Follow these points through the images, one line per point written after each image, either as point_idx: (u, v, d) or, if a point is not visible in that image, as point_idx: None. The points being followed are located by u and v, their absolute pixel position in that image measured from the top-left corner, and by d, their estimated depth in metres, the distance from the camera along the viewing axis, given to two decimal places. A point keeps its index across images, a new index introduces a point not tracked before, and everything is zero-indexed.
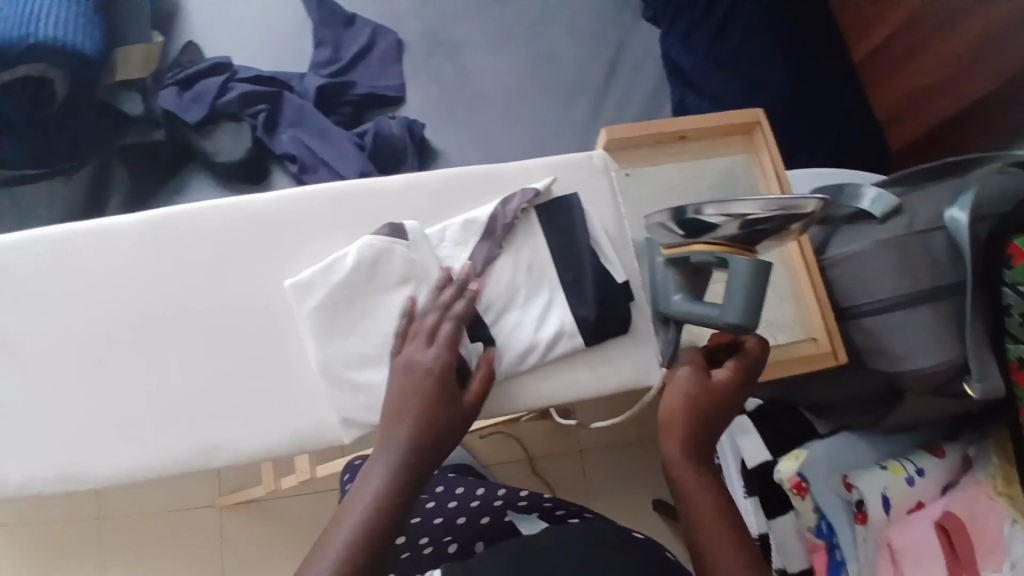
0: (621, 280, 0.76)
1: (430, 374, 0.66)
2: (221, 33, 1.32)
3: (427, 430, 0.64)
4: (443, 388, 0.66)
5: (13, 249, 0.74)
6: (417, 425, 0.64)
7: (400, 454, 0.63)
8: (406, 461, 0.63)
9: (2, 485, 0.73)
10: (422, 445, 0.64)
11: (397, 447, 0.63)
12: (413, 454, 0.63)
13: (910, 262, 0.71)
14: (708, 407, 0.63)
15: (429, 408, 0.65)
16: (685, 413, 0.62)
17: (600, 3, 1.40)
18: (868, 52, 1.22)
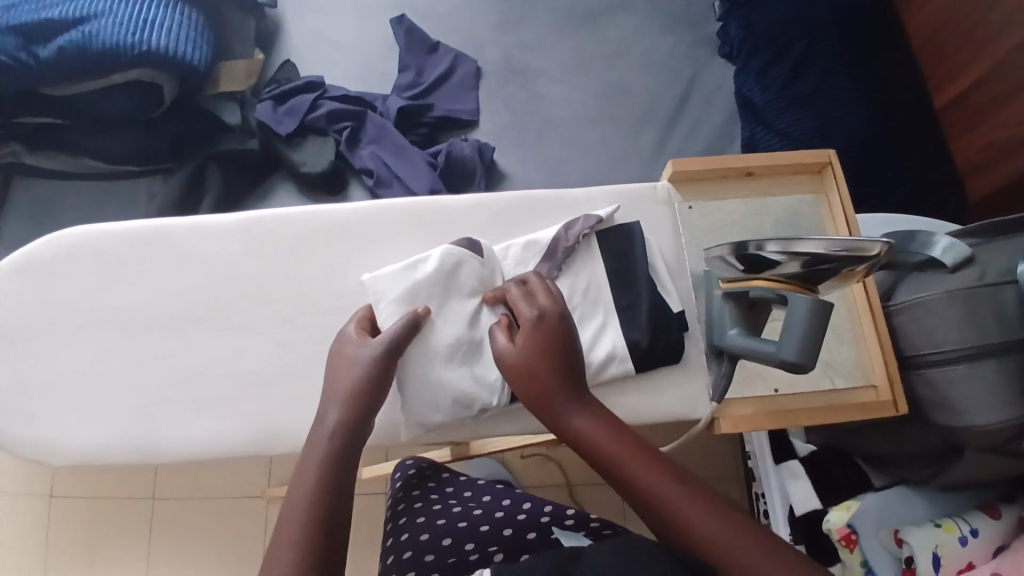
0: (677, 310, 0.77)
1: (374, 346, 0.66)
2: (317, 55, 1.44)
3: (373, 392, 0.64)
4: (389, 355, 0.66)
5: (121, 235, 0.83)
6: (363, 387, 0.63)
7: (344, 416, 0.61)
8: (350, 419, 0.61)
9: (77, 451, 0.78)
10: (365, 413, 0.62)
11: (339, 409, 0.61)
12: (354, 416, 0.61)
13: (980, 315, 0.69)
14: (549, 362, 0.64)
15: (376, 370, 0.65)
16: (530, 380, 0.63)
17: (675, 40, 1.43)
18: (951, 99, 1.19)
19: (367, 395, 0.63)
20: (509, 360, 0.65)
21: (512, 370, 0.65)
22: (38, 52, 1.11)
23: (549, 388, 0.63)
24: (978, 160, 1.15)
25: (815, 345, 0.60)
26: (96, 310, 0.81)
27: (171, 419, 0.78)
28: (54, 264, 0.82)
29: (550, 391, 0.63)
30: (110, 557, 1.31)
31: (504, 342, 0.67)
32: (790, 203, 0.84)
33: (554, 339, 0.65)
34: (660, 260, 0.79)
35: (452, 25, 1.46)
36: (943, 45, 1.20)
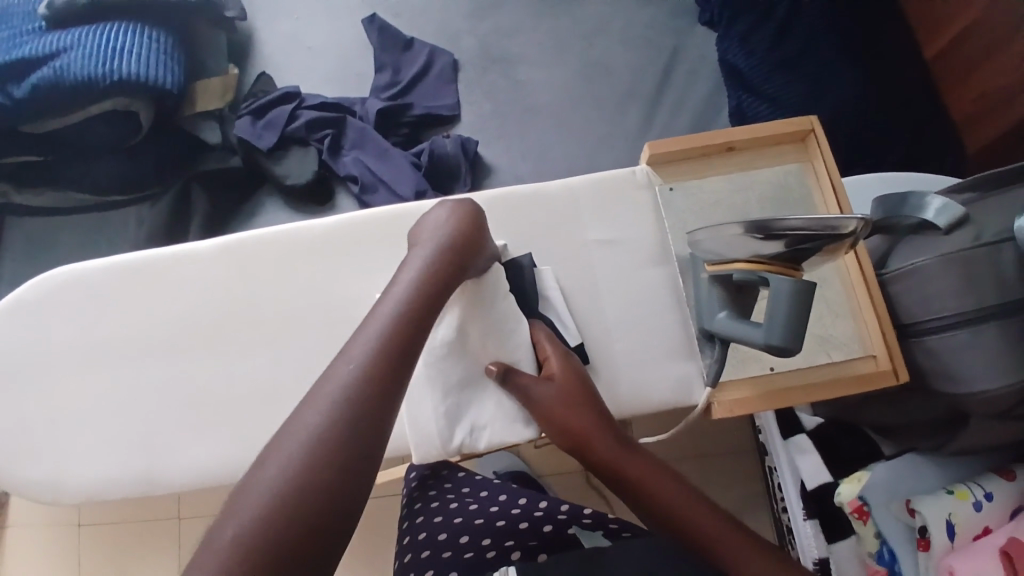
0: (576, 343, 0.75)
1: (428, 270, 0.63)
2: (291, 64, 1.42)
3: (424, 312, 0.60)
4: (449, 263, 0.65)
5: (105, 270, 0.83)
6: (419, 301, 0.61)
7: (385, 336, 0.55)
8: (395, 334, 0.56)
9: (82, 487, 0.79)
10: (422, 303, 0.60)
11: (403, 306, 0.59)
12: (397, 334, 0.56)
13: (976, 278, 0.67)
14: (585, 407, 0.68)
15: (431, 289, 0.62)
16: (568, 418, 0.67)
17: (653, 11, 1.39)
18: (942, 46, 1.15)
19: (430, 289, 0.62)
20: (554, 392, 0.68)
21: (551, 412, 0.68)
22: (12, 90, 1.12)
23: (589, 428, 0.66)
24: (973, 110, 1.11)
25: (799, 327, 0.58)
26: (87, 348, 0.81)
27: (172, 448, 0.78)
28: (43, 306, 0.83)
29: (590, 429, 0.67)
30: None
31: (534, 386, 0.69)
32: (775, 175, 0.81)
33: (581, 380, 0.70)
34: (557, 289, 0.77)
35: (425, 19, 1.43)
36: None
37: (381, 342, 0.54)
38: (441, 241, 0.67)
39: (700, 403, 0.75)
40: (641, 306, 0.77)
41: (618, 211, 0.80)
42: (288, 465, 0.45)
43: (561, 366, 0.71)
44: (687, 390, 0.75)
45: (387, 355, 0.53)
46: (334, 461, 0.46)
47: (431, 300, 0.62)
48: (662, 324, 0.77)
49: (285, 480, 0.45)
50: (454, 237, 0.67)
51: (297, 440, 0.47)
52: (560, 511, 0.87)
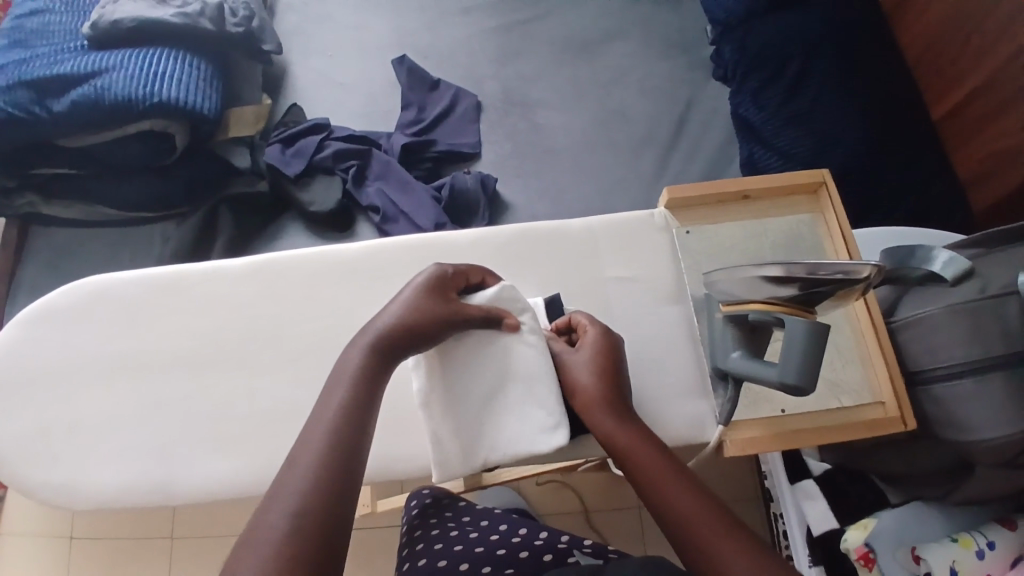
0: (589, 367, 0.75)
1: (388, 332, 0.64)
2: (322, 97, 1.49)
3: (380, 380, 0.62)
4: (415, 325, 0.65)
5: (138, 282, 0.86)
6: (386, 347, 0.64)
7: (344, 409, 0.58)
8: (351, 408, 0.58)
9: (98, 493, 0.80)
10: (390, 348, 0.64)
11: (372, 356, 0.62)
12: (353, 408, 0.58)
13: (982, 329, 0.69)
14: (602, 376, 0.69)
15: (402, 334, 0.65)
16: (585, 392, 0.69)
17: (670, 64, 1.46)
18: (948, 110, 1.21)
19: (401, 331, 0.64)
20: (581, 363, 0.71)
21: (577, 382, 0.70)
22: (52, 105, 1.16)
23: (597, 398, 0.68)
24: (978, 170, 1.16)
25: (814, 367, 0.60)
26: (114, 356, 0.83)
27: (187, 459, 0.79)
28: (72, 312, 0.85)
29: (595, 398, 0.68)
30: None
31: (566, 355, 0.73)
32: (788, 224, 0.84)
33: (611, 359, 0.71)
34: None
35: (452, 61, 1.50)
36: (936, 56, 1.22)
37: (338, 417, 0.57)
38: (412, 295, 0.67)
39: (712, 441, 0.76)
40: (656, 342, 0.79)
41: (637, 250, 0.83)
42: (268, 544, 0.47)
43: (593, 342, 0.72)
44: (699, 429, 0.76)
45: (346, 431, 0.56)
46: (316, 541, 0.48)
47: (386, 367, 0.63)
48: (677, 363, 0.79)
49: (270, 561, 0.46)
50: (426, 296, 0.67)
51: (274, 521, 0.49)
52: (559, 541, 0.88)
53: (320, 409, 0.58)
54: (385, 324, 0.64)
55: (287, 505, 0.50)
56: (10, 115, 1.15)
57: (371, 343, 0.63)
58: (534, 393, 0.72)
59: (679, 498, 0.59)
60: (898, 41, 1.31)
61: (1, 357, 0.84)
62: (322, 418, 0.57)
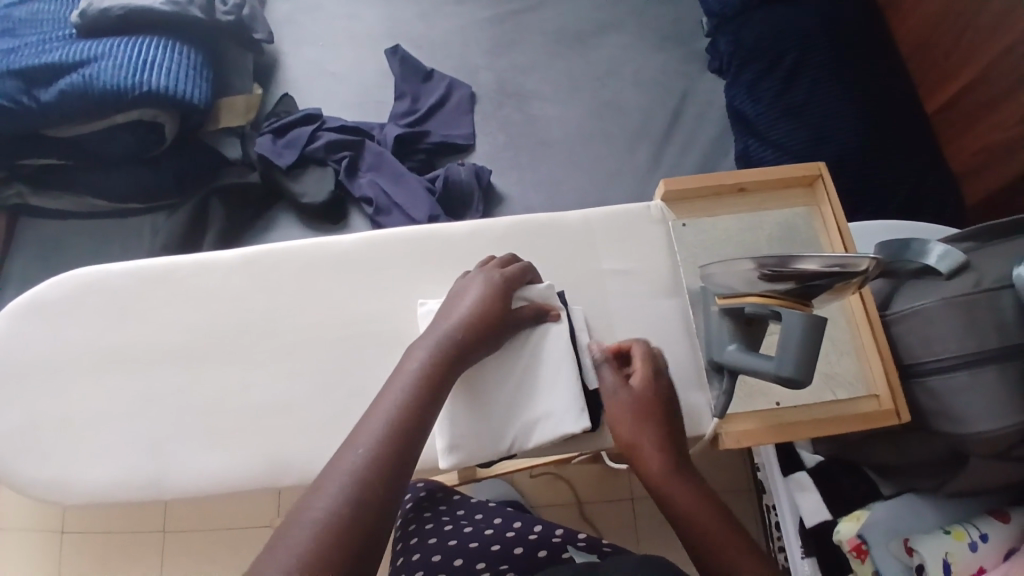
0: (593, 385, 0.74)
1: (454, 339, 0.67)
2: (314, 87, 1.47)
3: (437, 387, 0.62)
4: (479, 328, 0.69)
5: (128, 274, 0.85)
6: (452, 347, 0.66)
7: (405, 406, 0.59)
8: (412, 406, 0.59)
9: (89, 488, 0.79)
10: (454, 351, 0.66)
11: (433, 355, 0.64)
12: (414, 407, 0.59)
13: (976, 323, 0.69)
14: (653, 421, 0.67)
15: (466, 337, 0.68)
16: (632, 427, 0.67)
17: (666, 56, 1.45)
18: (943, 103, 1.21)
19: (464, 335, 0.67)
20: (631, 395, 0.69)
21: (618, 418, 0.68)
22: (40, 95, 1.14)
23: (645, 437, 0.66)
24: (972, 163, 1.16)
25: (812, 360, 0.60)
26: (105, 349, 0.82)
27: (180, 453, 0.78)
28: (61, 304, 0.84)
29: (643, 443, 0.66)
30: None
31: (612, 379, 0.71)
32: (785, 217, 0.84)
33: (659, 398, 0.69)
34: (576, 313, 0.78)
35: (446, 52, 1.49)
36: (932, 49, 1.22)
37: (400, 413, 0.58)
38: (478, 297, 0.71)
39: (709, 433, 0.76)
40: (652, 335, 0.79)
41: (633, 242, 0.83)
42: (318, 529, 0.48)
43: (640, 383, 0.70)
44: (696, 421, 0.76)
45: (405, 427, 0.57)
46: (359, 527, 0.49)
47: (450, 368, 0.65)
48: (673, 356, 0.78)
49: (314, 545, 0.47)
50: (490, 297, 0.71)
51: (331, 505, 0.50)
52: (555, 534, 0.88)
53: (380, 402, 0.59)
54: (451, 328, 0.67)
55: (341, 490, 0.51)
56: None
57: (432, 348, 0.65)
58: (557, 362, 0.74)
59: (720, 541, 0.59)
60: (893, 34, 1.31)
61: None
62: (376, 420, 0.57)
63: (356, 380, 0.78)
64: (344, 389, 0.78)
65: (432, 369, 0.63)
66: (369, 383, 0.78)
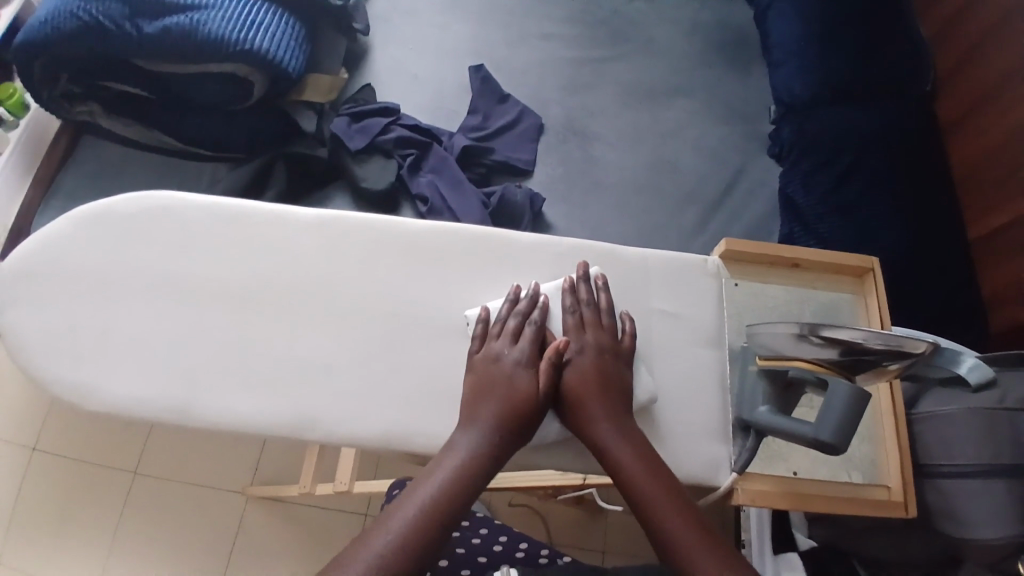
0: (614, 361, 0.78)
1: (500, 416, 0.71)
2: (394, 83, 1.53)
3: (502, 442, 0.70)
4: (520, 410, 0.72)
5: (201, 207, 0.87)
6: (515, 403, 0.72)
7: (441, 491, 0.65)
8: (449, 494, 0.65)
9: (116, 400, 0.80)
10: (513, 413, 0.71)
11: (500, 408, 0.71)
12: (461, 480, 0.66)
13: (999, 433, 0.73)
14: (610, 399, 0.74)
15: (522, 398, 0.72)
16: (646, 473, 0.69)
17: (729, 131, 1.52)
18: (984, 234, 1.27)
19: (517, 393, 0.72)
20: (587, 374, 0.74)
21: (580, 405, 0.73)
22: (143, 25, 1.18)
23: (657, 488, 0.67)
24: (1004, 296, 1.21)
25: (849, 430, 0.65)
26: (163, 270, 0.85)
27: (211, 389, 0.80)
28: (129, 220, 0.86)
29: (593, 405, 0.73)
30: (74, 524, 1.36)
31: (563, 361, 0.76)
32: (829, 299, 0.88)
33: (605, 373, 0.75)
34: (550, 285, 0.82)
35: (524, 80, 1.56)
36: (983, 181, 1.28)
37: (442, 490, 0.65)
38: (513, 373, 0.74)
39: (723, 486, 0.78)
40: (689, 378, 0.81)
41: (687, 289, 0.85)
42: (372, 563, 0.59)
43: (580, 367, 0.75)
44: (714, 472, 0.78)
45: (423, 531, 0.62)
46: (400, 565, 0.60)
47: (514, 427, 0.71)
48: (703, 403, 0.80)
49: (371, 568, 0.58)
50: (528, 373, 0.74)
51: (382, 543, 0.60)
52: (540, 554, 0.90)
53: (436, 466, 0.67)
54: (483, 431, 0.70)
55: (385, 546, 0.60)
56: (98, 24, 1.17)
57: (494, 409, 0.71)
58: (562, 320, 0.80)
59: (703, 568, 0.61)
60: (948, 160, 1.38)
61: (48, 246, 0.85)
62: (435, 472, 0.67)
63: (398, 356, 0.81)
64: (383, 361, 0.81)
65: (495, 429, 0.70)
66: (409, 362, 0.81)
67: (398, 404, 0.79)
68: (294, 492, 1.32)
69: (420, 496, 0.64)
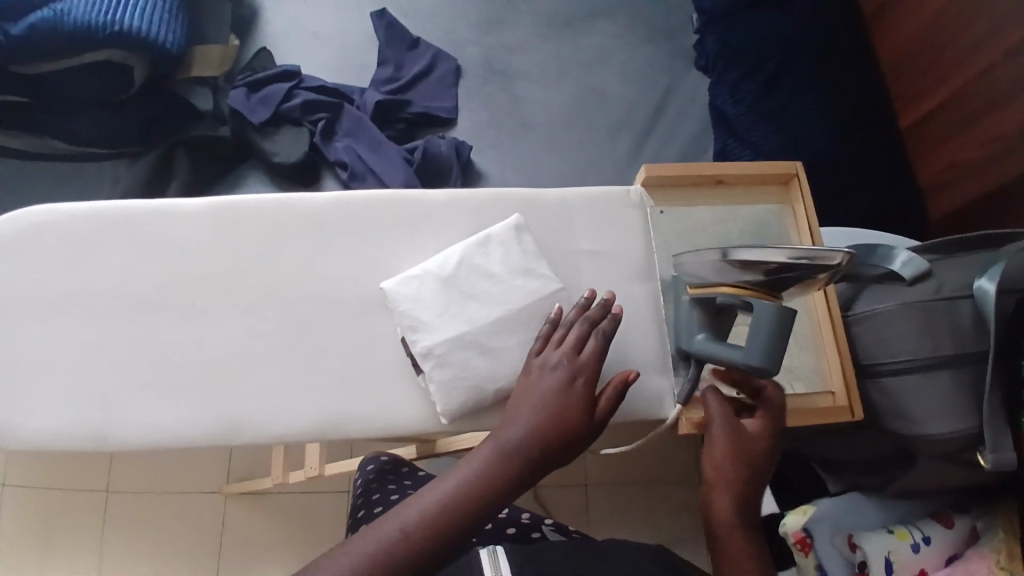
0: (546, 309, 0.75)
1: (537, 429, 0.63)
2: (294, 45, 1.42)
3: (533, 457, 0.62)
4: (558, 420, 0.64)
5: (81, 216, 0.80)
6: (556, 414, 0.64)
7: (455, 493, 0.60)
8: (466, 499, 0.60)
9: (29, 436, 0.75)
10: (551, 425, 0.63)
11: (538, 417, 0.64)
12: (483, 483, 0.61)
13: (933, 325, 0.73)
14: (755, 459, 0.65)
15: (567, 409, 0.64)
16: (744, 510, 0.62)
17: (654, 47, 1.45)
18: (914, 120, 1.24)
19: (562, 402, 0.65)
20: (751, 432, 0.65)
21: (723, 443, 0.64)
22: (8, 27, 1.07)
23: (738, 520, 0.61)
24: (939, 180, 1.20)
25: (779, 349, 0.63)
26: (52, 291, 0.78)
27: (129, 408, 0.75)
28: (6, 241, 0.79)
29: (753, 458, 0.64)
30: (53, 550, 1.34)
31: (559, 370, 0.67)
32: (758, 213, 0.85)
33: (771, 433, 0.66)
34: (469, 244, 0.77)
35: (432, 22, 1.45)
36: (911, 63, 1.24)
37: (456, 493, 0.60)
38: (562, 384, 0.66)
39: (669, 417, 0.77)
40: (624, 317, 0.79)
41: (612, 226, 0.82)
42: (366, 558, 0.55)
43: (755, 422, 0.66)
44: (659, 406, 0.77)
45: (424, 541, 0.57)
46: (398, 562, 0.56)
47: (549, 441, 0.63)
48: (640, 340, 0.78)
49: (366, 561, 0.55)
50: (575, 381, 0.66)
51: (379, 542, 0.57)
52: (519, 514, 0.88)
53: (461, 466, 0.62)
54: (519, 434, 0.63)
55: (386, 541, 0.57)
56: None
57: (534, 418, 0.64)
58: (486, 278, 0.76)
59: None
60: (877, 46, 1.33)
61: None
62: (457, 473, 0.62)
63: (319, 342, 0.77)
64: (305, 351, 0.76)
65: (531, 441, 0.63)
66: (333, 346, 0.77)
67: (328, 391, 0.76)
68: (269, 483, 1.30)
69: (432, 496, 0.60)
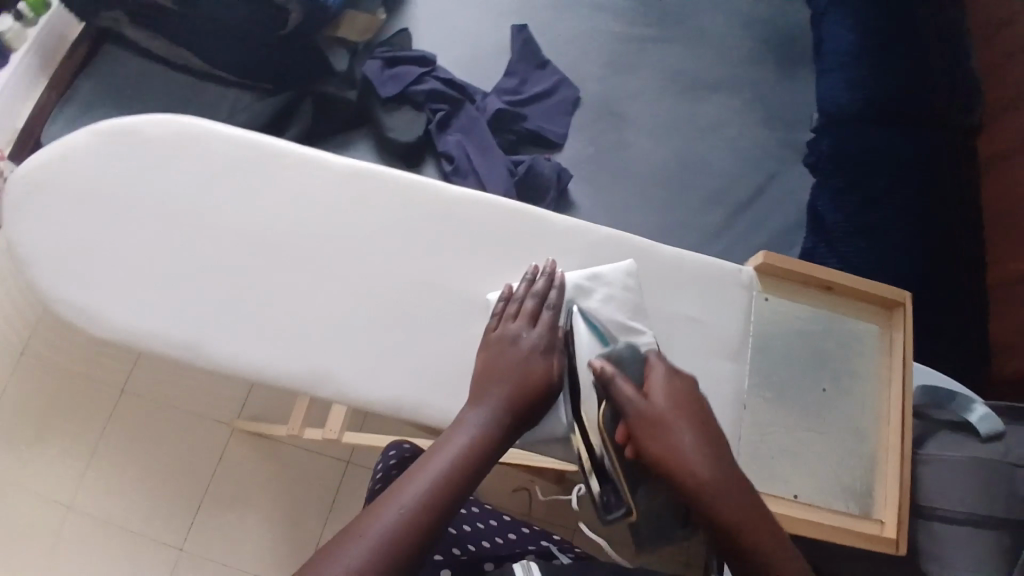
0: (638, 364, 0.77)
1: (506, 403, 0.68)
2: (432, 32, 1.47)
3: (502, 428, 0.67)
4: (521, 396, 0.69)
5: (228, 141, 0.83)
6: (516, 391, 0.70)
7: (444, 476, 0.61)
8: (453, 478, 0.62)
9: (121, 330, 0.78)
10: (515, 403, 0.69)
11: (503, 396, 0.69)
12: (466, 463, 0.63)
13: (993, 488, 0.79)
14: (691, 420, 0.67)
15: (528, 387, 0.70)
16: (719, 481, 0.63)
17: (767, 132, 1.48)
18: (1003, 278, 1.26)
19: (521, 380, 0.70)
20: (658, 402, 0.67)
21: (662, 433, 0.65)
22: None
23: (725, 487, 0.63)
24: (1012, 342, 1.21)
25: None
26: (181, 202, 0.81)
27: (220, 333, 0.78)
28: (151, 142, 0.82)
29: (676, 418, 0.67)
30: (58, 432, 1.36)
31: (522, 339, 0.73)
32: (855, 328, 0.87)
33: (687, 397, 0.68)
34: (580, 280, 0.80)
35: (566, 49, 1.50)
36: (1013, 223, 1.26)
37: (443, 474, 0.62)
38: (521, 360, 0.72)
39: None
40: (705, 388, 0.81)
41: (715, 299, 0.84)
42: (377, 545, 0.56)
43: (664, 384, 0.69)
44: None
45: (436, 509, 0.60)
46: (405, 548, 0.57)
47: (514, 413, 0.68)
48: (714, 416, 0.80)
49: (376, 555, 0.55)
50: (531, 355, 0.72)
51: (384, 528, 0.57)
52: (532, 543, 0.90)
53: (440, 447, 0.64)
54: (487, 413, 0.67)
55: (387, 532, 0.57)
56: None
57: (501, 397, 0.69)
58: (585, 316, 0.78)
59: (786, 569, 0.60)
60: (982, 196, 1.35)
61: (63, 160, 0.81)
62: (440, 454, 0.64)
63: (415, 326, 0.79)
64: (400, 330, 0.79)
65: (500, 417, 0.67)
66: (426, 334, 0.79)
67: (411, 374, 0.78)
68: (281, 432, 1.31)
69: (422, 479, 0.61)
